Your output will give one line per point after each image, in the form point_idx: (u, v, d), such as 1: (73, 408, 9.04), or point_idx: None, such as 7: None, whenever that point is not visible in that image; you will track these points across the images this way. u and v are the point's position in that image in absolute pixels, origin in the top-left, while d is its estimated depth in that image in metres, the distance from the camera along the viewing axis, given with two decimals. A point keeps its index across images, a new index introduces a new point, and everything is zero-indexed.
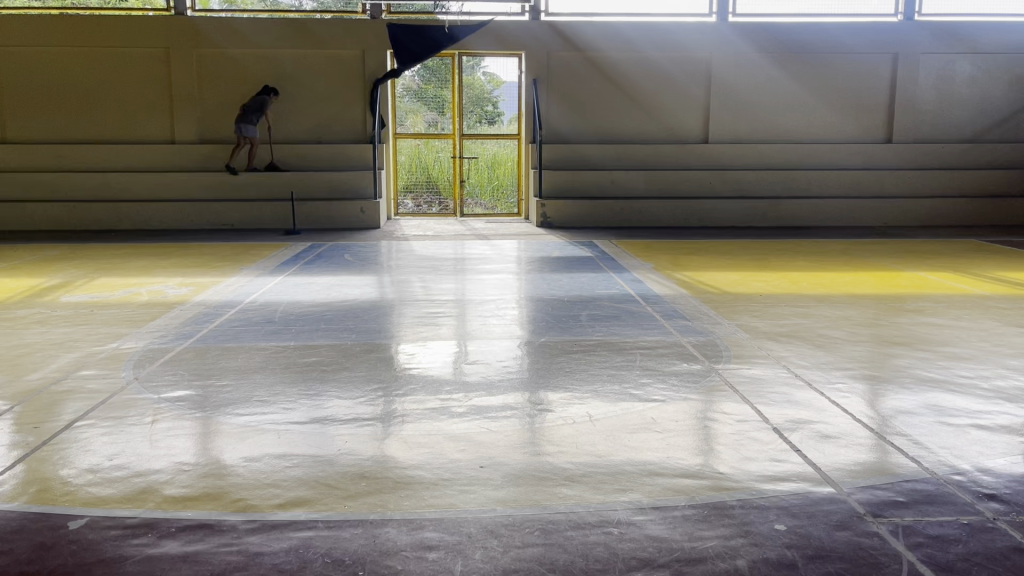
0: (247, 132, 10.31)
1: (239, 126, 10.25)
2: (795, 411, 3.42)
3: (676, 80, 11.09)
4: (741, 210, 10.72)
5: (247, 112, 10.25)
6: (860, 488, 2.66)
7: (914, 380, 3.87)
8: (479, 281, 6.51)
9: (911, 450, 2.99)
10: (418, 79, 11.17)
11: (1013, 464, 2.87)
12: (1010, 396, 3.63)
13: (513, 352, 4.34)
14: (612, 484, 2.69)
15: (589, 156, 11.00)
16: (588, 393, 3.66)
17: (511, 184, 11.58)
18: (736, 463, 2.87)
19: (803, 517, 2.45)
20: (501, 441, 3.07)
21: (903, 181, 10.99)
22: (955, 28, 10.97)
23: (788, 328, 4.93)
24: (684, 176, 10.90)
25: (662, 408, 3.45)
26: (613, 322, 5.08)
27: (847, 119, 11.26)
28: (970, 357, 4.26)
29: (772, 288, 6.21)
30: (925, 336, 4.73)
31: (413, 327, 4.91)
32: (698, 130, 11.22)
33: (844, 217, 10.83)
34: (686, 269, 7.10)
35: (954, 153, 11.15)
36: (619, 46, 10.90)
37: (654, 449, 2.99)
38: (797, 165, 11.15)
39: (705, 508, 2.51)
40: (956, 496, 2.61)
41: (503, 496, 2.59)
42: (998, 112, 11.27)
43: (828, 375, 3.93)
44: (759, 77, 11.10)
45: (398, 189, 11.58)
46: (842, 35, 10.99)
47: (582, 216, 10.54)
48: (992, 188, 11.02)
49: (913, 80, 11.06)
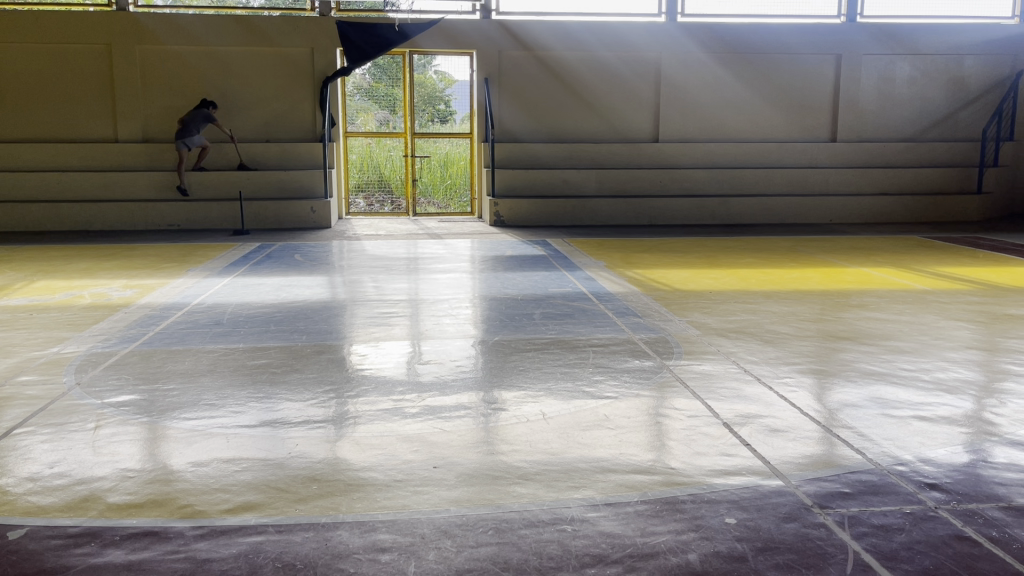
0: (190, 144, 10.05)
1: (183, 140, 9.98)
2: (745, 405, 3.47)
3: (625, 79, 11.19)
4: (690, 208, 10.86)
5: (189, 125, 9.96)
6: (808, 480, 2.71)
7: (859, 373, 3.96)
8: (432, 280, 6.48)
9: (857, 442, 3.06)
10: (369, 77, 11.08)
11: (954, 453, 2.95)
12: (950, 388, 3.74)
13: (467, 351, 4.33)
14: (566, 481, 2.70)
15: (540, 155, 11.04)
16: (541, 392, 3.66)
17: (464, 183, 11.56)
18: (688, 458, 2.90)
19: (753, 510, 2.49)
20: (455, 441, 3.06)
21: (846, 180, 11.26)
22: (895, 30, 11.24)
23: (738, 324, 4.99)
24: (635, 175, 11.01)
25: (615, 405, 3.48)
26: (566, 320, 5.09)
27: (792, 119, 11.46)
28: (913, 351, 4.37)
29: (722, 284, 6.30)
30: (869, 330, 4.85)
31: (366, 327, 4.88)
32: (649, 129, 11.32)
33: (791, 215, 11.05)
34: (637, 267, 7.17)
35: (896, 152, 11.41)
36: (569, 45, 10.93)
37: (607, 446, 3.01)
38: (744, 163, 11.34)
39: (657, 504, 2.54)
40: (899, 486, 2.67)
41: (457, 496, 2.58)
42: (936, 111, 11.56)
43: (776, 370, 4.00)
44: (707, 77, 11.26)
45: (349, 188, 11.47)
46: (787, 36, 11.18)
47: (534, 215, 10.58)
48: (930, 186, 11.36)
49: (856, 80, 11.32)
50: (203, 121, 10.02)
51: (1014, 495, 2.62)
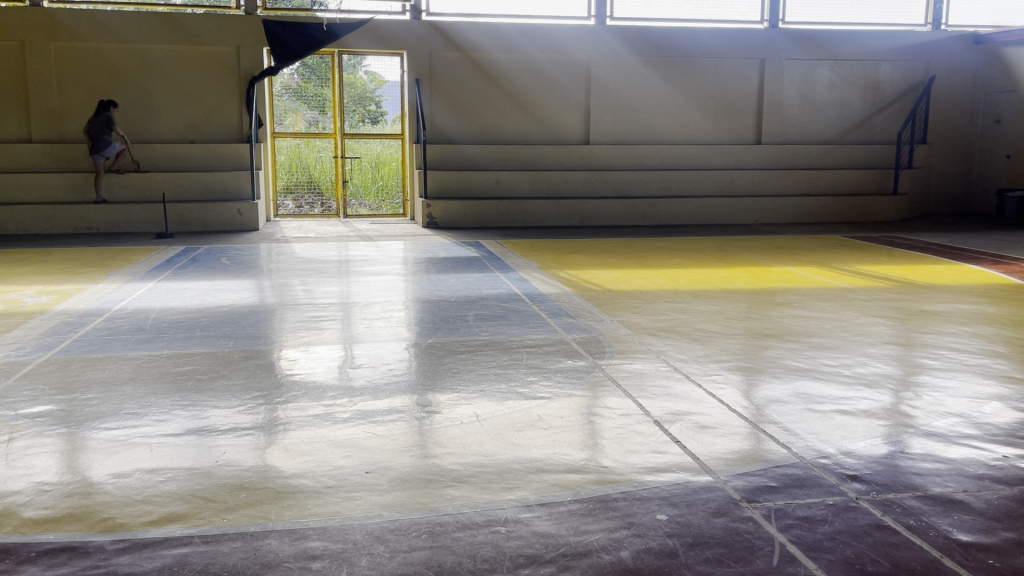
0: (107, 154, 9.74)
1: (98, 154, 9.67)
2: (675, 403, 3.53)
3: (556, 80, 11.26)
4: (621, 209, 11.01)
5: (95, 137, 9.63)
6: (736, 475, 2.77)
7: (784, 369, 4.07)
8: (364, 283, 6.42)
9: (782, 437, 3.14)
10: (297, 77, 10.94)
11: (873, 446, 3.06)
12: (869, 382, 3.88)
13: (400, 354, 4.30)
14: (499, 483, 2.70)
15: (473, 156, 11.04)
16: (475, 393, 3.66)
17: (396, 184, 11.47)
18: (620, 456, 2.93)
19: (683, 506, 2.54)
20: (388, 445, 3.03)
21: (771, 181, 11.57)
22: (816, 36, 11.58)
23: (667, 323, 5.08)
24: (567, 176, 11.10)
25: (548, 405, 3.49)
26: (499, 321, 5.09)
27: (718, 122, 11.71)
28: (834, 347, 4.51)
29: (653, 284, 6.38)
30: (794, 327, 4.99)
31: (295, 332, 4.79)
32: (579, 131, 11.43)
33: (718, 215, 11.29)
34: (569, 268, 7.23)
35: (817, 154, 11.77)
36: (501, 46, 10.94)
37: (540, 446, 3.02)
38: (672, 165, 11.54)
39: (590, 502, 2.56)
40: (823, 478, 2.75)
41: (389, 500, 2.55)
42: (854, 115, 11.96)
43: (705, 368, 4.08)
44: (635, 80, 11.42)
45: (277, 190, 11.27)
46: (713, 40, 11.41)
47: (467, 216, 10.59)
48: (849, 187, 11.77)
49: (779, 84, 11.64)
50: (105, 126, 9.65)
51: (930, 484, 2.72)
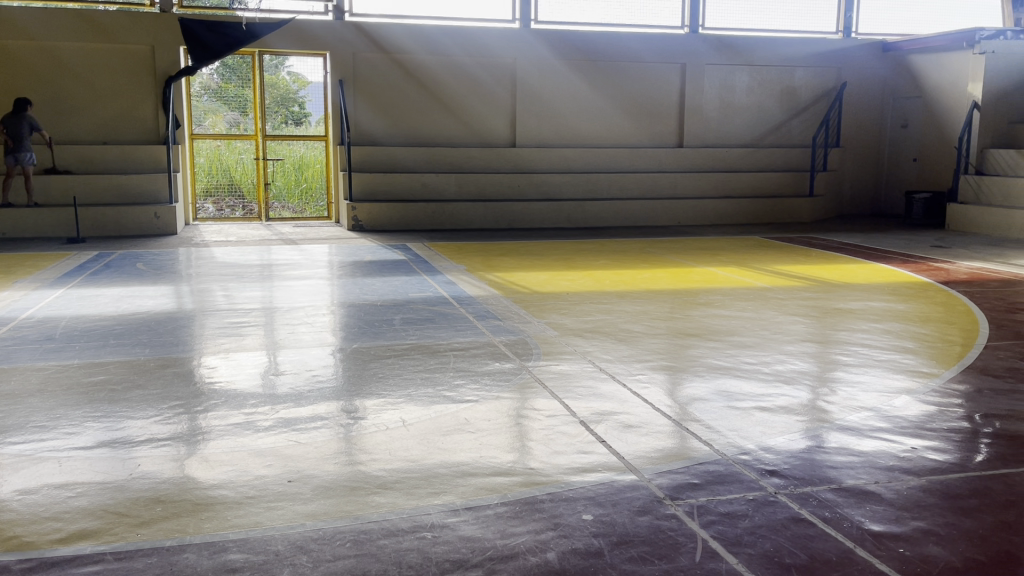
0: (22, 159, 9.23)
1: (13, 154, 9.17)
2: (600, 403, 3.57)
3: (482, 82, 11.26)
4: (547, 212, 11.13)
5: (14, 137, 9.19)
6: (660, 473, 2.82)
7: (705, 368, 4.16)
8: (287, 287, 6.30)
9: (705, 434, 3.20)
10: (217, 77, 10.70)
11: (791, 441, 3.15)
12: (787, 379, 3.99)
13: (325, 360, 4.23)
14: (426, 488, 2.68)
15: (399, 159, 10.96)
16: (401, 398, 3.63)
17: (320, 187, 11.32)
18: (547, 458, 2.94)
19: (608, 505, 2.57)
20: (311, 453, 2.97)
21: (692, 183, 11.80)
22: (734, 42, 11.87)
23: (593, 324, 5.13)
24: (494, 179, 11.12)
25: (475, 409, 3.49)
26: (426, 325, 5.06)
27: (641, 125, 11.89)
28: (753, 345, 4.63)
29: (578, 286, 6.45)
30: (715, 326, 5.11)
31: (215, 338, 4.67)
32: (506, 134, 11.46)
33: (642, 218, 11.53)
34: (497, 270, 7.23)
35: (737, 157, 12.07)
36: (425, 48, 10.88)
37: (467, 450, 3.02)
38: (597, 168, 11.67)
39: (516, 505, 2.56)
40: (743, 474, 2.82)
41: (313, 509, 2.51)
42: (771, 119, 12.31)
43: (630, 368, 4.14)
44: (560, 83, 11.51)
45: (196, 192, 10.99)
46: (636, 45, 11.58)
47: (393, 219, 10.55)
48: (768, 189, 12.10)
49: (700, 88, 11.89)
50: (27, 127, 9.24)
51: (844, 476, 2.82)
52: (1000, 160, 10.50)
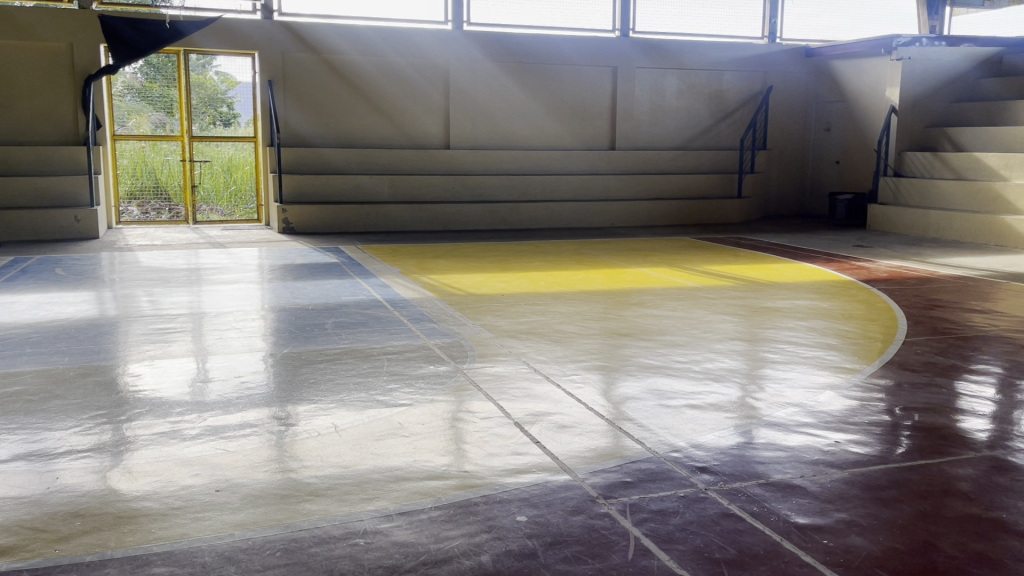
0: None
1: None
2: (535, 404, 3.58)
3: (415, 83, 11.20)
4: (482, 214, 11.15)
5: None
6: (593, 472, 2.84)
7: (638, 367, 4.22)
8: (216, 292, 6.15)
9: (637, 433, 3.24)
10: (141, 76, 10.40)
11: (720, 438, 3.21)
12: (717, 376, 4.07)
13: (256, 366, 4.15)
14: (358, 494, 2.64)
15: (331, 160, 10.82)
16: (334, 403, 3.58)
17: (249, 189, 11.07)
18: (481, 460, 2.94)
19: (542, 506, 2.58)
20: (240, 462, 2.91)
21: (625, 186, 11.94)
22: (663, 46, 12.05)
23: (528, 325, 5.15)
24: (428, 182, 11.07)
25: (409, 413, 3.46)
26: (359, 328, 5.01)
27: (574, 127, 11.99)
28: (685, 344, 4.71)
29: (513, 287, 6.47)
30: (647, 326, 5.18)
31: (140, 345, 4.53)
32: (440, 135, 11.42)
33: (576, 219, 11.63)
34: (431, 272, 7.20)
35: (667, 159, 12.27)
36: (358, 48, 10.78)
37: (401, 454, 2.99)
38: (531, 170, 11.72)
39: (451, 508, 2.55)
40: (674, 471, 2.86)
41: (242, 519, 2.45)
42: (700, 123, 12.54)
43: (564, 369, 4.16)
44: (493, 86, 11.52)
45: (120, 195, 10.66)
46: (568, 48, 11.68)
47: (325, 221, 10.43)
48: (698, 191, 12.32)
49: (631, 91, 12.05)
50: None
51: (771, 471, 2.88)
52: (916, 163, 10.90)
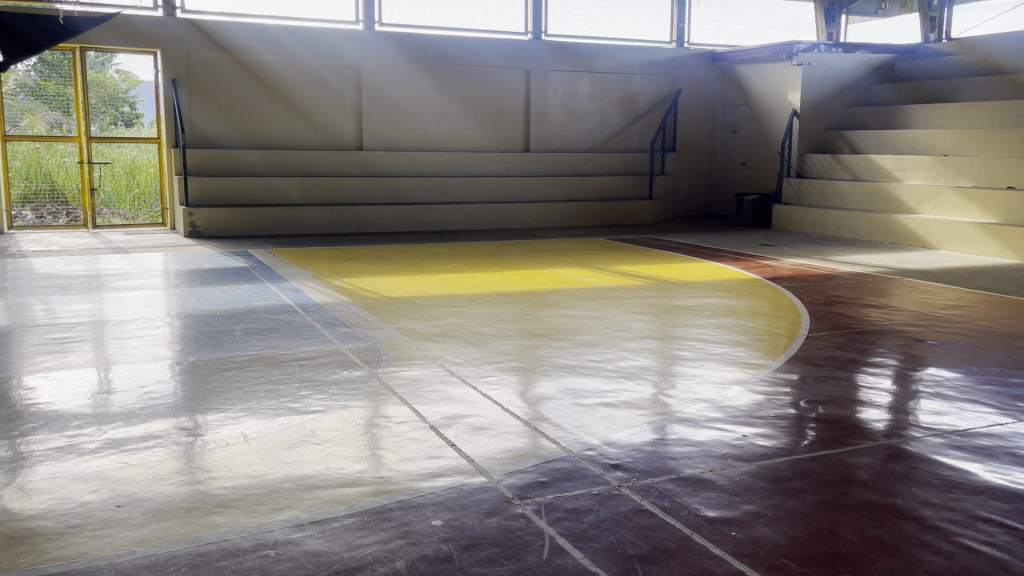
0: None
1: None
2: (450, 407, 3.56)
3: (326, 82, 11.01)
4: (396, 216, 11.05)
5: None
6: (508, 474, 2.84)
7: (553, 367, 4.25)
8: (117, 299, 5.91)
9: (553, 433, 3.26)
10: (34, 74, 9.91)
11: (633, 435, 3.26)
12: (630, 374, 4.14)
13: (160, 375, 4.01)
14: (268, 504, 2.58)
15: (240, 161, 10.56)
16: (243, 411, 3.49)
17: (153, 192, 10.71)
18: (396, 465, 2.91)
19: (457, 509, 2.57)
20: (143, 475, 2.80)
21: (539, 187, 12.01)
22: (574, 49, 12.19)
23: (444, 328, 5.13)
24: (341, 183, 10.90)
25: (321, 419, 3.40)
26: (269, 334, 4.89)
27: (488, 128, 12.02)
28: (599, 343, 4.77)
29: (428, 290, 6.43)
30: (562, 326, 5.22)
31: (35, 356, 4.31)
32: (353, 136, 11.27)
33: (491, 222, 11.63)
34: (345, 275, 7.09)
35: (580, 161, 12.41)
36: (267, 46, 10.53)
37: (313, 462, 2.93)
38: (446, 171, 11.68)
39: (364, 515, 2.52)
40: (588, 470, 2.90)
41: (145, 534, 2.36)
42: (611, 125, 12.75)
43: (480, 370, 4.16)
44: (406, 87, 11.44)
45: (13, 198, 10.13)
46: (482, 49, 11.71)
47: (233, 225, 10.16)
48: (611, 192, 12.49)
49: (544, 93, 12.15)
50: None
51: (683, 466, 2.95)
52: (817, 164, 11.33)
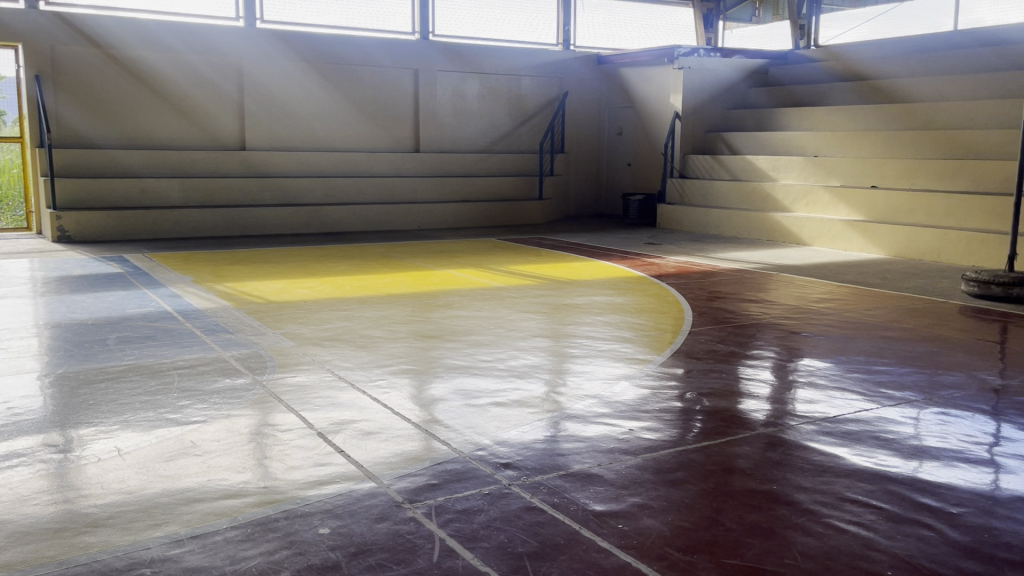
0: None
1: None
2: (339, 413, 3.50)
3: (207, 79, 10.62)
4: (283, 217, 10.75)
5: None
6: (399, 477, 2.81)
7: (445, 368, 4.24)
8: None
9: (444, 434, 3.25)
10: None
11: (523, 433, 3.28)
12: (521, 373, 4.18)
13: (25, 389, 3.77)
14: (144, 521, 2.46)
15: (114, 161, 10.07)
16: (117, 424, 3.32)
17: (18, 195, 10.10)
18: (282, 474, 2.83)
19: (346, 516, 2.52)
20: (4, 496, 2.62)
21: (431, 187, 11.94)
22: (462, 49, 12.20)
23: (332, 332, 5.03)
24: (224, 184, 10.54)
25: (202, 430, 3.27)
26: (146, 343, 4.68)
27: (377, 127, 11.87)
28: (490, 343, 4.79)
29: (316, 293, 6.30)
30: (454, 327, 5.21)
31: None
32: (236, 135, 10.92)
33: (382, 222, 11.47)
34: (227, 280, 6.86)
35: (471, 162, 12.43)
36: (141, 40, 10.08)
37: (193, 474, 2.82)
38: (335, 172, 11.45)
39: (248, 527, 2.44)
40: (479, 470, 2.90)
41: (7, 560, 2.22)
42: (501, 127, 12.82)
43: (369, 374, 4.10)
44: (291, 85, 11.16)
45: None
46: (371, 48, 11.56)
47: (107, 228, 9.67)
48: (502, 193, 12.54)
49: (433, 93, 12.10)
50: None
51: (572, 462, 2.99)
52: (698, 164, 11.73)
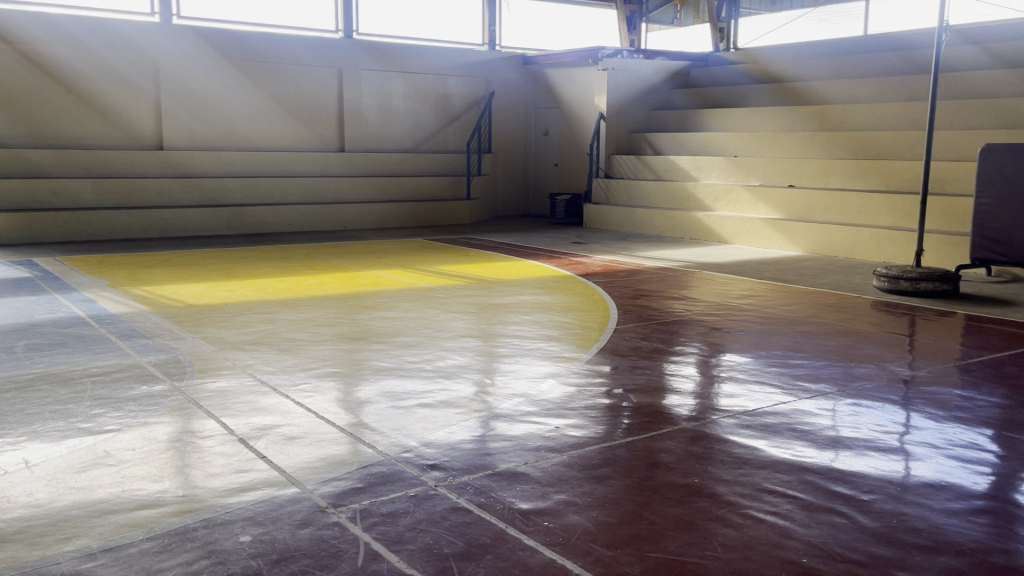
0: None
1: None
2: (261, 418, 3.43)
3: (123, 76, 10.29)
4: (203, 218, 10.51)
5: None
6: (323, 482, 2.77)
7: (371, 371, 4.19)
8: None
9: (369, 438, 3.22)
10: None
11: (450, 434, 3.28)
12: (448, 374, 4.16)
13: None
14: (54, 535, 2.37)
15: (22, 160, 9.68)
16: (24, 436, 3.18)
17: None
18: (201, 482, 2.76)
19: (268, 523, 2.47)
20: None
21: (357, 187, 11.80)
22: (387, 49, 12.11)
23: (254, 336, 4.92)
24: (140, 184, 10.25)
25: (117, 439, 3.16)
26: (57, 350, 4.50)
27: (301, 126, 11.67)
28: (417, 344, 4.76)
29: (238, 296, 6.16)
30: (380, 328, 5.16)
31: None
32: (154, 134, 10.60)
33: (306, 223, 11.32)
34: (144, 284, 6.64)
35: (397, 162, 12.32)
36: (51, 36, 9.70)
37: (107, 485, 2.72)
38: (258, 172, 11.22)
39: (165, 537, 2.37)
40: (405, 472, 2.88)
41: None
42: (427, 127, 12.76)
43: (293, 378, 4.03)
44: (212, 82, 10.88)
45: None
46: (294, 47, 11.38)
47: (15, 230, 9.28)
48: (430, 192, 12.48)
49: (358, 92, 11.96)
50: None
51: (498, 461, 3.00)
52: (623, 164, 11.90)
